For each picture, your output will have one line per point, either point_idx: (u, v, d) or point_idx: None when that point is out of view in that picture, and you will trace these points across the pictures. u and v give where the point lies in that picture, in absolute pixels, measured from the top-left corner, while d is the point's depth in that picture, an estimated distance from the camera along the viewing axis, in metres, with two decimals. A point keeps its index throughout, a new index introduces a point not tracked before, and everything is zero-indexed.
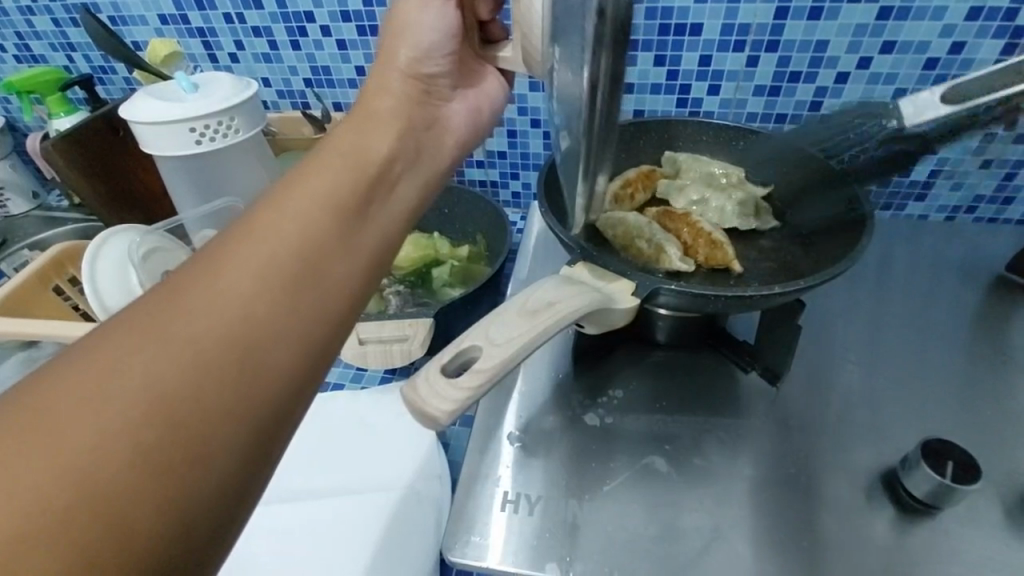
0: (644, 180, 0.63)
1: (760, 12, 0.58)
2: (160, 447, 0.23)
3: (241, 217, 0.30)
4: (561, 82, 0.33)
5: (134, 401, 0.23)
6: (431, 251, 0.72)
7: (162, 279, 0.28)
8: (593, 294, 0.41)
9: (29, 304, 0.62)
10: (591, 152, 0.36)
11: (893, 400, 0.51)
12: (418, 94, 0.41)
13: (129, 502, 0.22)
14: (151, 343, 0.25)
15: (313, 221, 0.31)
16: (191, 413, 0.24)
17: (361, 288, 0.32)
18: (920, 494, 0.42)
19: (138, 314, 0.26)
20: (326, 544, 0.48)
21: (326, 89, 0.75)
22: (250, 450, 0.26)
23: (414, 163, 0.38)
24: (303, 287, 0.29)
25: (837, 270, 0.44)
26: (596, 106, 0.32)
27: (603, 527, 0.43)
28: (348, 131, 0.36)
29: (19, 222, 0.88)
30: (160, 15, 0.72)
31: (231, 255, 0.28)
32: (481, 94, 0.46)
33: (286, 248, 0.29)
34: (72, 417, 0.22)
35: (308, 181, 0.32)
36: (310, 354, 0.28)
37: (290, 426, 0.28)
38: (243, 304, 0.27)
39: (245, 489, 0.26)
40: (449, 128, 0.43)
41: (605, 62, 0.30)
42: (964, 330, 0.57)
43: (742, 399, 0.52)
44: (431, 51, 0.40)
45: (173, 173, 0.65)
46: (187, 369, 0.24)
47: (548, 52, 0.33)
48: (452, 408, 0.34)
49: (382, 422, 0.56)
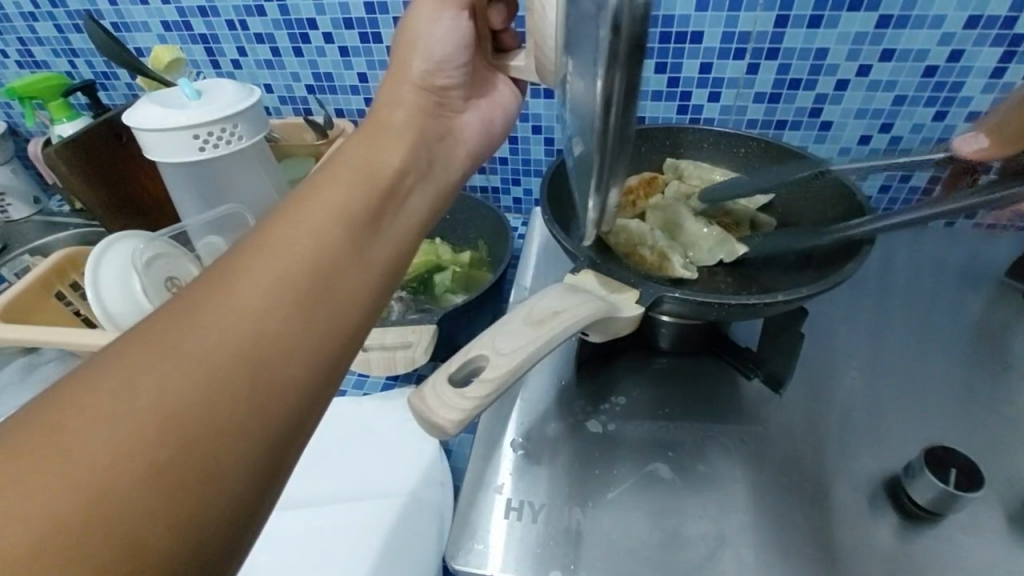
0: (645, 186, 0.63)
1: (760, 20, 0.58)
2: (173, 465, 0.23)
3: (253, 231, 0.30)
4: (578, 94, 0.33)
5: (145, 420, 0.23)
6: (433, 258, 0.72)
7: (176, 294, 0.28)
8: (597, 302, 0.41)
9: (31, 310, 0.62)
10: (603, 165, 0.35)
11: (895, 406, 0.51)
12: (431, 106, 0.41)
13: (141, 521, 0.22)
14: (162, 360, 0.25)
15: (324, 236, 0.30)
16: (204, 432, 0.24)
17: (373, 301, 0.32)
18: (923, 501, 0.42)
19: (151, 329, 0.26)
20: (327, 551, 0.48)
21: (329, 95, 0.75)
22: (262, 467, 0.26)
23: (427, 175, 0.38)
24: (315, 301, 0.29)
25: (841, 277, 0.44)
26: (610, 120, 0.31)
27: (607, 535, 0.43)
28: (360, 144, 0.36)
29: (20, 227, 0.89)
30: (163, 21, 0.72)
31: (243, 270, 0.28)
32: (493, 104, 0.46)
33: (298, 264, 0.29)
34: (86, 435, 0.22)
35: (320, 195, 0.32)
36: (321, 371, 0.28)
37: (302, 441, 0.28)
38: (255, 320, 0.27)
39: (256, 506, 0.26)
40: (463, 139, 0.43)
41: (621, 76, 0.29)
42: (965, 336, 0.57)
43: (744, 405, 0.52)
44: (443, 63, 0.41)
45: (177, 179, 0.66)
46: (199, 388, 0.25)
47: (564, 63, 0.34)
48: (460, 417, 0.34)
49: (384, 428, 0.56)
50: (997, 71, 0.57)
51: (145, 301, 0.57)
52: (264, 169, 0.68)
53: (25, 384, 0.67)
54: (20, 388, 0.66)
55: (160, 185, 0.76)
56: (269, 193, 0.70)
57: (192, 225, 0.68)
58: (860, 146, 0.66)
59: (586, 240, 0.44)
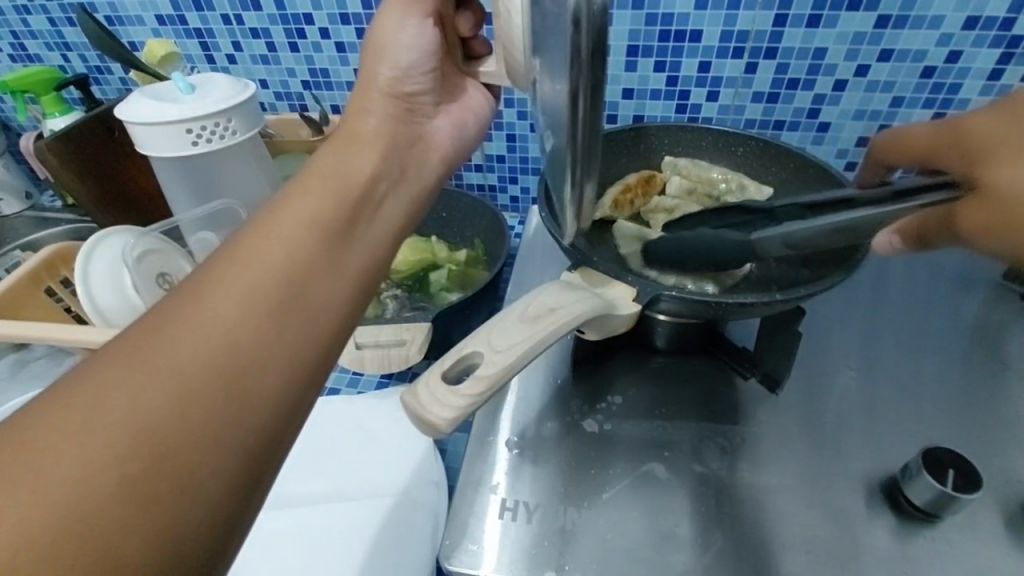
0: (643, 185, 0.63)
1: (759, 19, 0.58)
2: (146, 479, 0.22)
3: (225, 242, 0.30)
4: (549, 94, 0.33)
5: (115, 433, 0.23)
6: (428, 255, 0.71)
7: (148, 309, 0.27)
8: (594, 300, 0.41)
9: (19, 305, 0.61)
10: (578, 166, 0.34)
11: (891, 408, 0.51)
12: (401, 112, 0.41)
13: (111, 537, 0.21)
14: (132, 374, 0.24)
15: (297, 243, 0.30)
16: (175, 444, 0.23)
17: (351, 307, 0.31)
18: (920, 502, 0.42)
19: (124, 342, 0.26)
20: (318, 549, 0.48)
21: (325, 92, 0.75)
22: (241, 477, 0.25)
23: (401, 179, 0.37)
24: (290, 309, 0.28)
25: (840, 278, 0.43)
26: (579, 116, 0.30)
27: (602, 535, 0.43)
28: (331, 152, 0.36)
29: (10, 222, 0.88)
30: (158, 16, 0.72)
31: (214, 281, 0.28)
32: (465, 108, 0.45)
33: (271, 272, 0.29)
34: (56, 450, 0.22)
35: (291, 205, 0.32)
36: (300, 380, 0.28)
37: (283, 451, 0.27)
38: (227, 330, 0.26)
39: (236, 517, 0.25)
40: (435, 144, 0.42)
41: (587, 73, 0.28)
42: (961, 337, 0.57)
43: (741, 407, 0.51)
44: (411, 69, 0.40)
45: (170, 176, 0.65)
46: (170, 399, 0.24)
47: (532, 65, 0.35)
48: (452, 416, 0.34)
49: (378, 427, 0.56)
50: (996, 72, 0.57)
51: (136, 295, 0.56)
52: (258, 164, 0.67)
53: (12, 380, 0.66)
54: (10, 383, 0.65)
55: (153, 179, 0.75)
56: (264, 188, 0.69)
57: (183, 220, 0.68)
58: (858, 147, 0.66)
59: (567, 239, 0.43)
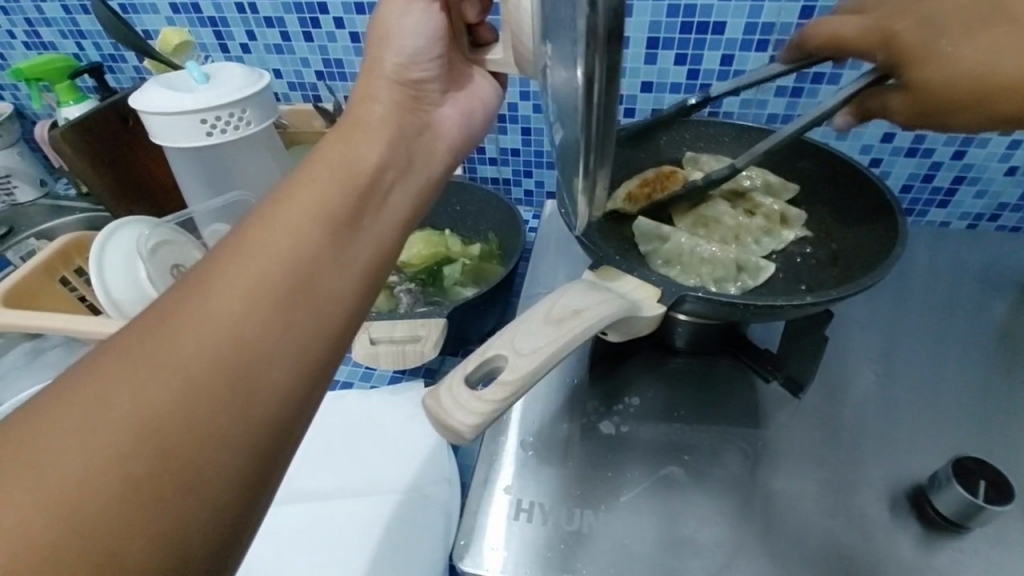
0: (662, 179, 0.60)
1: (785, 11, 0.57)
2: (150, 480, 0.22)
3: (229, 234, 0.29)
4: (561, 82, 0.31)
5: (117, 432, 0.22)
6: (441, 249, 0.71)
7: (150, 303, 0.27)
8: (618, 301, 0.40)
9: (35, 296, 0.61)
10: (589, 155, 0.33)
11: (914, 414, 0.50)
12: (408, 100, 0.40)
13: (114, 540, 0.21)
14: (135, 371, 0.23)
15: (303, 235, 0.29)
16: (179, 443, 0.23)
17: (359, 301, 0.30)
18: (949, 512, 0.41)
19: (126, 338, 0.25)
20: (329, 544, 0.48)
21: (338, 82, 0.74)
22: (248, 476, 0.24)
23: (407, 170, 0.37)
24: (295, 303, 0.27)
25: (870, 280, 0.42)
26: (593, 102, 0.29)
27: (620, 539, 0.42)
28: (335, 141, 0.35)
29: (25, 210, 0.88)
30: (172, 4, 0.71)
31: (218, 274, 0.27)
32: (473, 97, 0.44)
33: (276, 264, 0.28)
34: (56, 450, 0.21)
35: (296, 196, 0.31)
36: (306, 376, 0.27)
37: (290, 449, 0.27)
38: (231, 325, 0.26)
39: (242, 517, 0.24)
40: (442, 132, 0.41)
41: (602, 57, 0.27)
42: (988, 342, 0.56)
43: (760, 410, 0.50)
44: (416, 56, 0.39)
45: (185, 166, 0.65)
46: (174, 396, 0.23)
47: (542, 50, 0.33)
48: (475, 422, 0.33)
49: (391, 424, 0.55)
50: None
51: (150, 286, 0.56)
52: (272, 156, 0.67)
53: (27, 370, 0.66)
54: (24, 373, 0.65)
55: (167, 170, 0.75)
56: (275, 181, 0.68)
57: (197, 211, 0.67)
58: None
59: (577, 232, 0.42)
